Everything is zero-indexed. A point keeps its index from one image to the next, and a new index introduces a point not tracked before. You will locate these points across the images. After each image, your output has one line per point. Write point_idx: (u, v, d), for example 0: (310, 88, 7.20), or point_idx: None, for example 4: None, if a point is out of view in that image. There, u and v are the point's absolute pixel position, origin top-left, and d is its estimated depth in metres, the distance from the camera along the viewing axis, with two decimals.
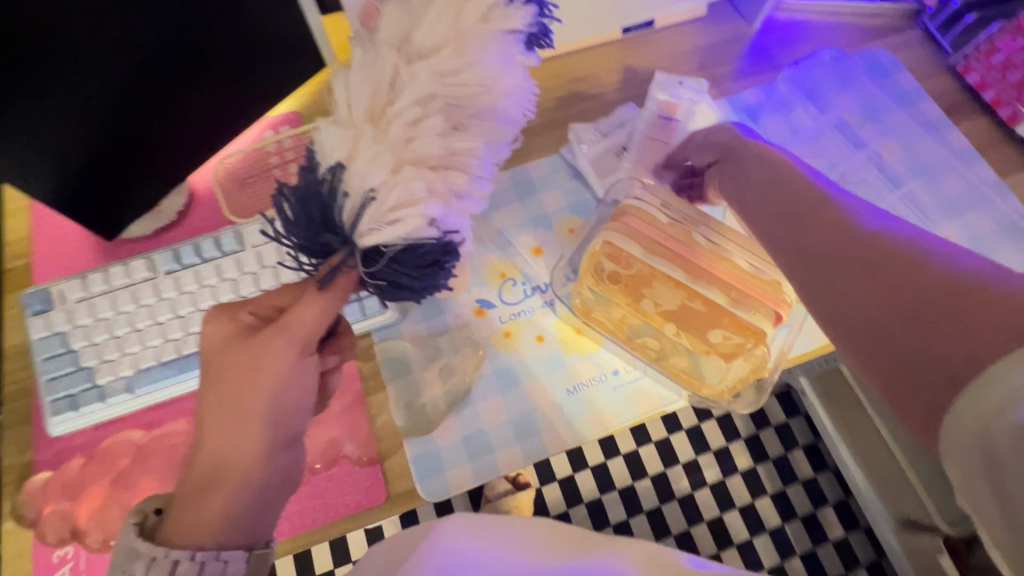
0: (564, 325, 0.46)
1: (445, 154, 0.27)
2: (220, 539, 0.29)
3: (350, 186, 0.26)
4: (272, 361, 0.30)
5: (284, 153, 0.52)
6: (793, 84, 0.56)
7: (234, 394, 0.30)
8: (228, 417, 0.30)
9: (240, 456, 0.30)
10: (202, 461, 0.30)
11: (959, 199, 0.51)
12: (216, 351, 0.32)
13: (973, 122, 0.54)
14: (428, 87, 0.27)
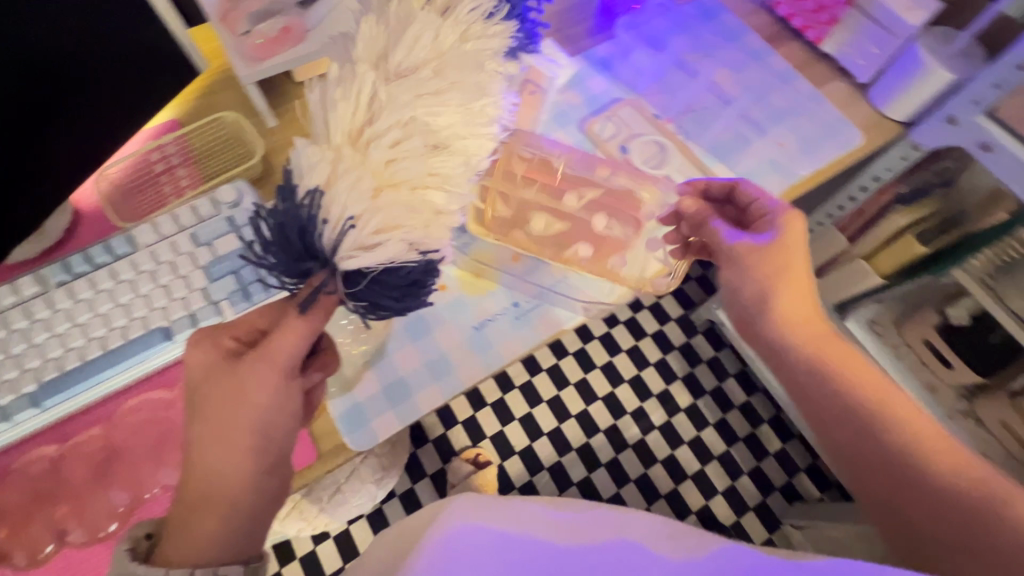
0: (463, 272, 0.50)
1: (420, 175, 0.30)
2: (216, 558, 0.32)
3: (327, 216, 0.28)
4: (256, 392, 0.33)
5: (170, 160, 0.53)
6: (635, 32, 0.62)
7: (220, 423, 0.33)
8: (214, 450, 0.33)
9: (231, 484, 0.33)
10: (194, 485, 0.33)
11: (786, 111, 0.59)
12: (199, 375, 0.34)
13: (789, 48, 0.63)
14: (407, 111, 0.29)
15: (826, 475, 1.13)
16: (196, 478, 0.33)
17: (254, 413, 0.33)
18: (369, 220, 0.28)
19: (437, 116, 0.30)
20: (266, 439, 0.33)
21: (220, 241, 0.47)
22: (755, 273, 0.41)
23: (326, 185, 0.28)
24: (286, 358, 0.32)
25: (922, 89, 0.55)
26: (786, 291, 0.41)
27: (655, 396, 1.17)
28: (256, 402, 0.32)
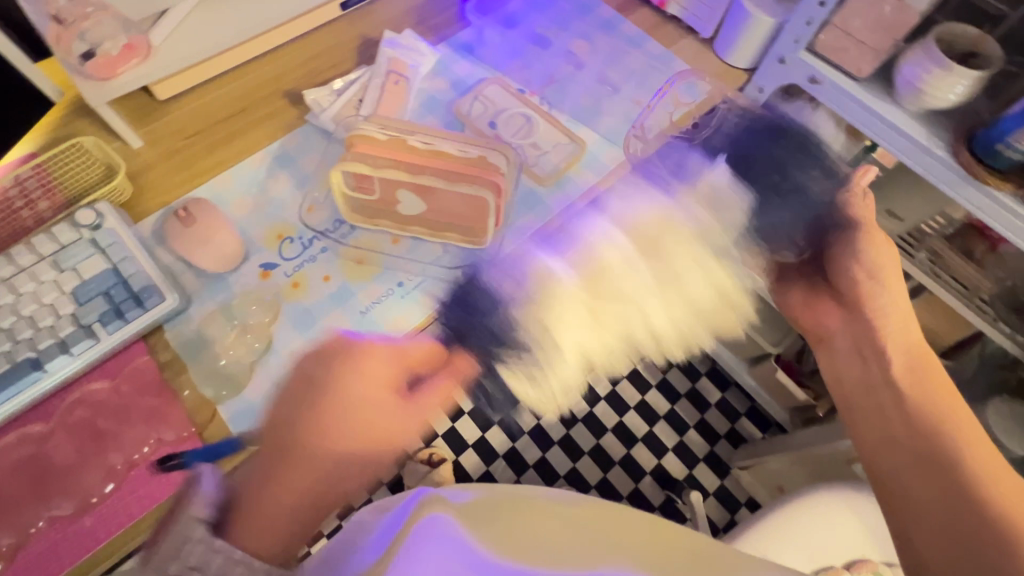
0: (344, 260, 0.51)
1: (611, 286, 0.34)
2: (271, 546, 0.31)
3: (528, 334, 0.33)
4: (415, 362, 0.36)
5: (29, 192, 0.51)
6: (494, 15, 0.65)
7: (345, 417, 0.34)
8: (360, 440, 0.34)
9: (344, 452, 0.34)
10: (355, 430, 0.34)
11: (641, 71, 0.63)
12: (425, 349, 0.36)
13: (640, 13, 0.67)
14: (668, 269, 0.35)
15: (765, 416, 1.19)
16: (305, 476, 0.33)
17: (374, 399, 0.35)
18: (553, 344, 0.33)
19: (640, 278, 0.34)
20: (401, 424, 0.35)
21: (85, 265, 0.46)
22: (886, 250, 0.41)
23: (554, 305, 0.33)
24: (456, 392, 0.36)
25: (755, 35, 0.60)
26: (885, 254, 0.41)
27: (597, 368, 1.20)
28: (369, 393, 0.34)
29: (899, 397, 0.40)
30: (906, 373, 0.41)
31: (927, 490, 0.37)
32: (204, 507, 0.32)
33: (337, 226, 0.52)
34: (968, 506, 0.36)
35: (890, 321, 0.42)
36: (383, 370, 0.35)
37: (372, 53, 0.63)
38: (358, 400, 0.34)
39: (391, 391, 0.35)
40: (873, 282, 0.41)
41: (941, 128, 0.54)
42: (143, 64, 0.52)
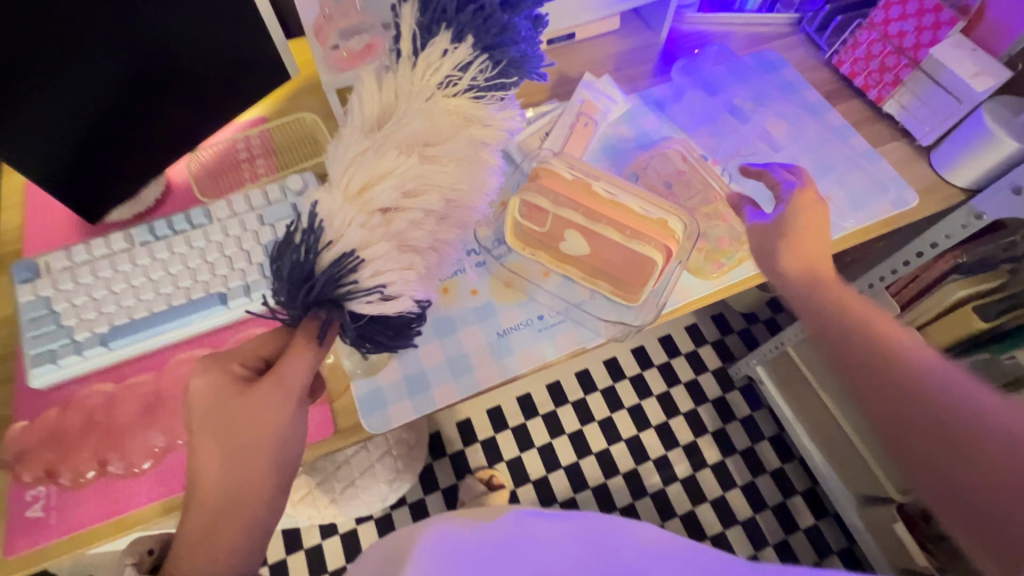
0: (494, 280, 0.53)
1: (418, 183, 0.35)
2: (218, 568, 0.34)
3: (366, 274, 0.33)
4: (267, 410, 0.35)
5: (252, 150, 0.60)
6: (693, 75, 0.65)
7: (211, 451, 0.35)
8: (225, 452, 0.35)
9: (244, 476, 0.35)
10: (244, 474, 0.35)
11: (838, 165, 0.58)
12: (212, 399, 0.36)
13: (848, 104, 0.63)
14: (417, 174, 0.35)
15: (861, 562, 1.04)
16: (212, 509, 0.35)
17: (271, 431, 0.35)
18: (344, 243, 0.33)
19: (419, 130, 0.35)
20: (283, 456, 0.36)
21: (281, 224, 0.52)
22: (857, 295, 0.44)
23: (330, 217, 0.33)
24: (296, 383, 0.35)
25: (984, 157, 0.53)
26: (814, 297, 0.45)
27: (681, 447, 1.13)
28: (259, 418, 0.35)
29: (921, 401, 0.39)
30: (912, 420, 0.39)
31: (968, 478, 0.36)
32: (138, 549, 0.35)
33: (497, 245, 0.53)
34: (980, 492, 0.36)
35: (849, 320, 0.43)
36: (210, 385, 0.36)
37: (567, 90, 0.65)
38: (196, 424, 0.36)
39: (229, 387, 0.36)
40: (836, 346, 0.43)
41: None
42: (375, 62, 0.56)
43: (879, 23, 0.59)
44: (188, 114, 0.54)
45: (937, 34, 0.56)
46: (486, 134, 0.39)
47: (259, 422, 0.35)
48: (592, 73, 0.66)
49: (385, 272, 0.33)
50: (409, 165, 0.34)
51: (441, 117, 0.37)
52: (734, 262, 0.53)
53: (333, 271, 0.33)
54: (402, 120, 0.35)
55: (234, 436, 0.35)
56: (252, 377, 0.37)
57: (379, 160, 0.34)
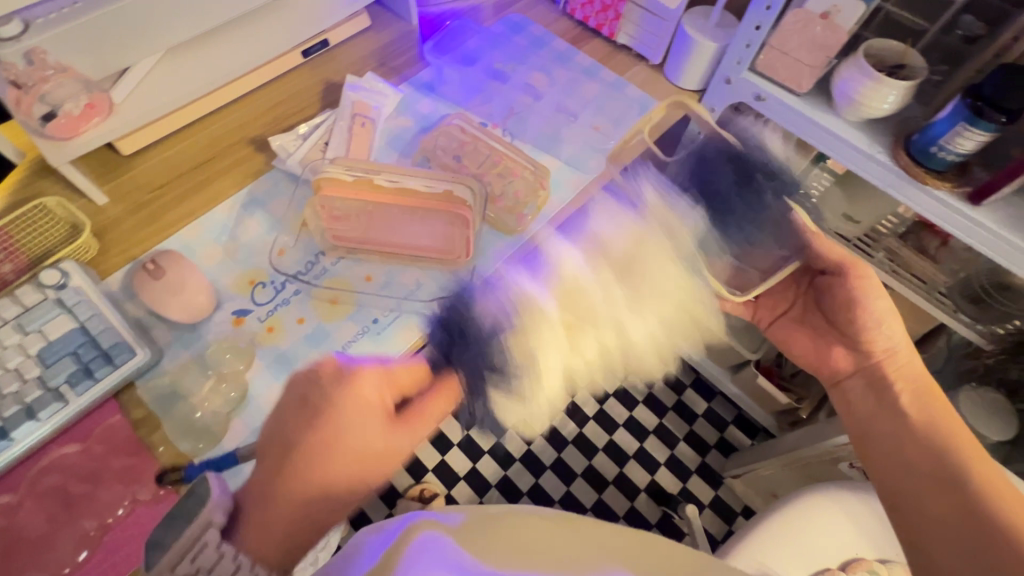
0: (317, 302, 0.51)
1: (568, 321, 0.38)
2: (259, 552, 0.32)
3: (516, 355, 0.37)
4: (360, 424, 0.37)
5: None
6: (452, 52, 0.68)
7: (316, 463, 0.36)
8: (358, 456, 0.37)
9: (334, 469, 0.36)
10: (353, 461, 0.36)
11: (598, 97, 0.65)
12: (313, 386, 0.39)
13: (592, 44, 0.70)
14: (565, 351, 0.37)
15: (752, 422, 1.21)
16: (307, 484, 0.35)
17: (348, 429, 0.37)
18: (531, 360, 0.37)
19: (608, 296, 0.39)
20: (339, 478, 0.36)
21: (51, 327, 0.45)
22: (882, 299, 0.48)
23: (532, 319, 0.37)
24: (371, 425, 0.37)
25: (700, 60, 0.63)
26: (881, 301, 0.48)
27: (583, 388, 1.20)
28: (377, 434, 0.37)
29: (910, 423, 0.45)
30: (913, 418, 0.45)
31: (934, 501, 0.41)
32: (218, 512, 0.33)
33: (309, 267, 0.52)
34: (984, 534, 0.39)
35: (912, 367, 0.48)
36: (371, 396, 0.38)
37: (337, 96, 0.64)
38: (345, 405, 0.37)
39: (377, 411, 0.38)
40: (869, 323, 0.48)
41: (879, 134, 0.57)
42: (104, 122, 0.52)
43: None
44: None
45: None
46: (665, 302, 0.40)
47: (387, 450, 0.37)
48: (357, 74, 0.66)
49: (537, 344, 0.36)
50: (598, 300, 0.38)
51: (659, 275, 0.40)
52: (536, 209, 0.56)
53: (488, 335, 0.37)
54: (622, 267, 0.40)
55: (348, 436, 0.36)
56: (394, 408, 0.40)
57: (576, 307, 0.38)
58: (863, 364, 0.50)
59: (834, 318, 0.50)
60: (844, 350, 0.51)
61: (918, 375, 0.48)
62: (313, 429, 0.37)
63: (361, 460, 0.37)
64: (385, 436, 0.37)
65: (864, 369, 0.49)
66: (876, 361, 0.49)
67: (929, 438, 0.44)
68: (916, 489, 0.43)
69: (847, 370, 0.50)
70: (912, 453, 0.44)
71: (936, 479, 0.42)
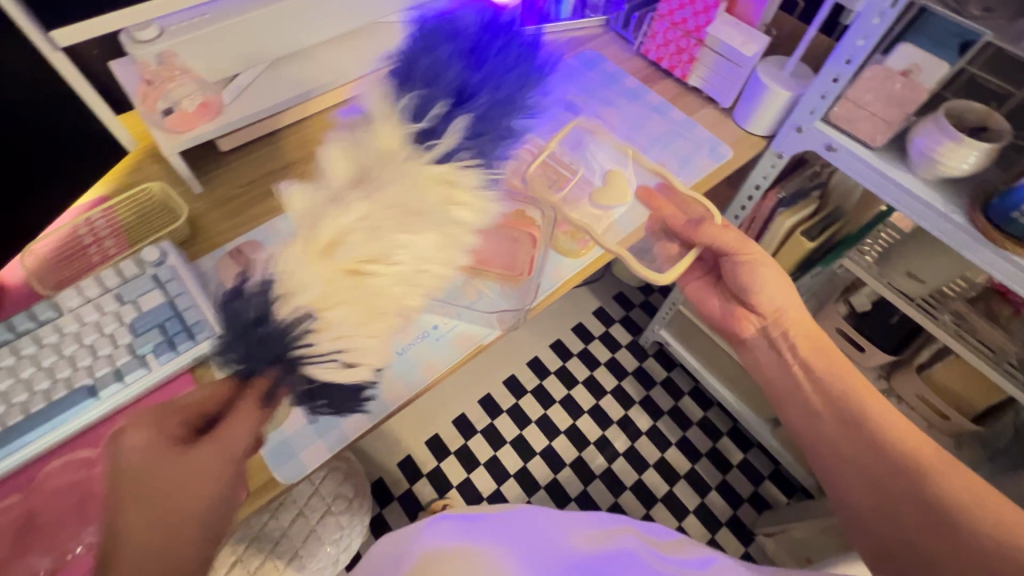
0: None
1: (372, 286, 0.34)
2: None
3: (316, 330, 0.34)
4: (201, 461, 0.36)
5: (99, 232, 0.56)
6: None
7: (141, 504, 0.36)
8: (180, 501, 0.36)
9: (186, 507, 0.36)
10: (172, 514, 0.36)
11: (665, 134, 0.67)
12: (144, 452, 0.36)
13: (662, 84, 0.73)
14: (368, 303, 0.34)
15: (790, 479, 1.16)
16: (148, 523, 0.36)
17: (170, 489, 0.36)
18: (298, 300, 0.33)
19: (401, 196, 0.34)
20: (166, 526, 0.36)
21: (144, 299, 0.49)
22: (767, 265, 0.56)
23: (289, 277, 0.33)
24: (231, 442, 0.36)
25: (771, 108, 0.64)
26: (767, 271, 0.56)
27: (615, 423, 1.19)
28: (211, 470, 0.36)
29: (812, 372, 0.57)
30: (811, 361, 0.57)
31: (862, 495, 0.52)
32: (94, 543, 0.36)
33: None
34: (927, 509, 0.48)
35: (796, 320, 0.58)
36: (141, 446, 0.36)
37: None
38: (150, 466, 0.36)
39: (169, 446, 0.36)
40: (757, 287, 0.57)
41: (953, 194, 0.56)
42: (213, 121, 0.58)
43: (666, 14, 0.69)
44: None
45: (709, 16, 0.67)
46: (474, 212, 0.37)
47: (192, 471, 0.36)
48: None
49: (344, 333, 0.34)
50: (369, 238, 0.34)
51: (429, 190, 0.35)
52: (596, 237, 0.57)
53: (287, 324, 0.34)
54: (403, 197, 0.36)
55: (161, 486, 0.36)
56: (184, 437, 0.37)
57: (341, 287, 0.33)
58: (765, 324, 0.59)
59: (734, 287, 0.59)
60: (748, 314, 0.60)
61: (802, 321, 0.58)
62: (128, 491, 0.36)
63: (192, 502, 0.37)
64: (197, 473, 0.36)
65: (765, 328, 0.59)
66: (769, 319, 0.58)
67: (856, 428, 0.53)
68: (849, 483, 0.54)
69: (752, 330, 0.60)
70: (840, 448, 0.54)
71: (871, 471, 0.52)
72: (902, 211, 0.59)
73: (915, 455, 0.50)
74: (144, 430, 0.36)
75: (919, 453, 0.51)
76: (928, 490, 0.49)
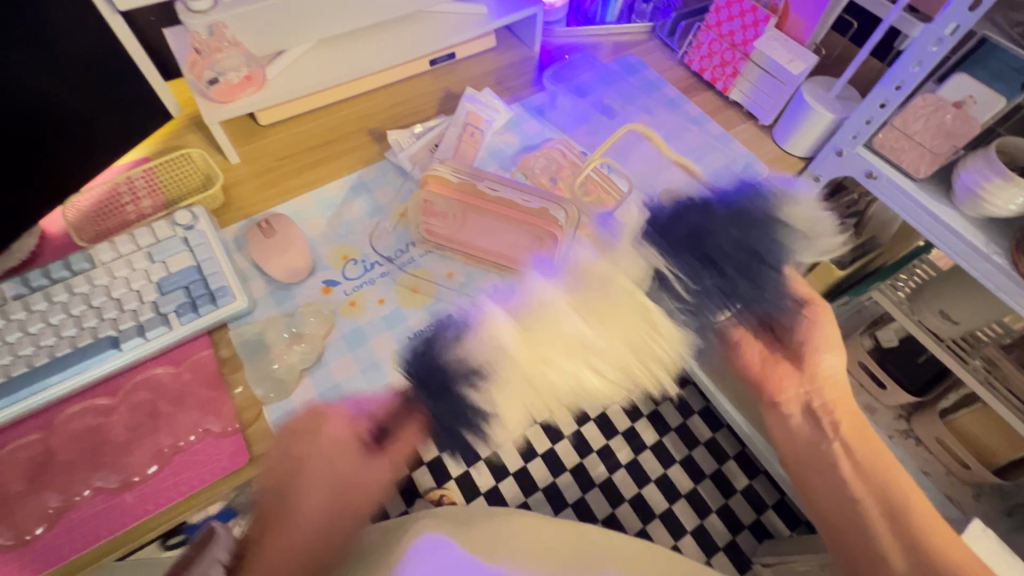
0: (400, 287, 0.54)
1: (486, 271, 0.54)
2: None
3: (421, 314, 0.51)
4: (364, 474, 0.41)
5: (138, 192, 0.58)
6: (566, 83, 0.71)
7: (304, 495, 0.40)
8: (331, 494, 0.40)
9: (304, 521, 0.39)
10: (320, 505, 0.40)
11: (700, 146, 0.66)
12: (335, 450, 0.42)
13: (702, 96, 0.72)
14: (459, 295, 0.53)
15: (794, 511, 1.13)
16: (302, 524, 0.39)
17: (328, 474, 0.41)
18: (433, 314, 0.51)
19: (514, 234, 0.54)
20: (337, 493, 0.40)
21: (172, 260, 0.51)
22: (830, 328, 0.48)
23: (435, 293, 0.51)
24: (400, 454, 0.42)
25: (812, 128, 0.62)
26: (831, 331, 0.48)
27: (621, 434, 1.17)
28: (368, 480, 0.41)
29: (852, 451, 0.48)
30: (856, 452, 0.48)
31: (893, 552, 0.45)
32: (224, 550, 0.39)
33: (401, 254, 0.56)
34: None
35: (835, 391, 0.49)
36: (339, 436, 0.43)
37: (453, 104, 0.69)
38: (313, 459, 0.41)
39: (353, 444, 0.42)
40: (817, 342, 0.47)
41: (996, 234, 0.54)
42: (256, 93, 0.59)
43: (714, 25, 0.68)
44: (46, 160, 0.52)
45: (757, 31, 0.66)
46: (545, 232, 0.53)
47: (360, 483, 0.41)
48: (476, 87, 0.70)
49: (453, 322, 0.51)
50: (474, 259, 0.54)
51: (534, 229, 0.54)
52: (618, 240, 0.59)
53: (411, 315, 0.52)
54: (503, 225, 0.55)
55: (312, 479, 0.40)
56: (368, 439, 0.42)
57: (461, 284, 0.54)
58: (806, 390, 0.49)
59: (796, 339, 0.47)
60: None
61: (846, 404, 0.49)
62: (291, 485, 0.40)
63: (336, 501, 0.40)
64: (372, 480, 0.41)
65: (807, 397, 0.49)
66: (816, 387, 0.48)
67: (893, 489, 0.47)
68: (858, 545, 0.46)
69: (792, 392, 0.49)
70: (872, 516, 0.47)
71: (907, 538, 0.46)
72: (940, 247, 0.57)
73: (935, 542, 0.46)
74: (343, 420, 0.43)
75: (940, 536, 0.47)
76: (940, 556, 0.45)
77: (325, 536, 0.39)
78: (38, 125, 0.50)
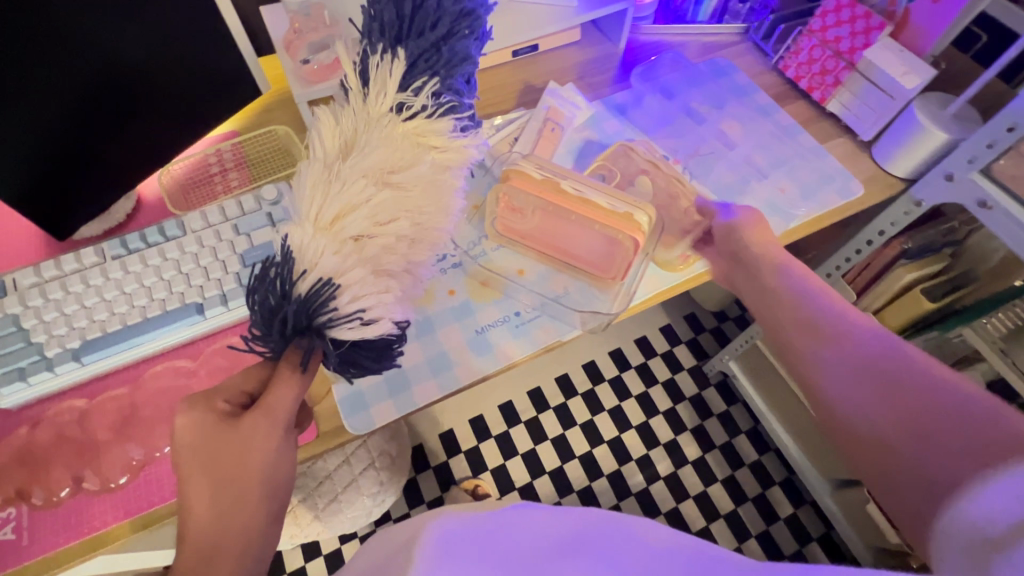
0: (470, 280, 0.54)
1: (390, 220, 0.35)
2: None
3: (344, 300, 0.33)
4: (258, 443, 0.32)
5: (226, 164, 0.61)
6: (652, 83, 0.68)
7: (197, 494, 0.31)
8: (216, 492, 0.31)
9: (223, 533, 0.31)
10: (235, 499, 0.31)
11: (790, 159, 0.62)
12: (193, 443, 0.32)
13: (795, 105, 0.68)
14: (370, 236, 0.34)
15: (840, 547, 1.08)
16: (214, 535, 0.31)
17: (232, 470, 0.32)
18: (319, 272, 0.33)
19: (381, 159, 0.35)
20: (272, 484, 0.33)
21: (257, 234, 0.52)
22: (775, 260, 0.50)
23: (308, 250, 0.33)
24: (282, 411, 0.34)
25: (920, 148, 0.58)
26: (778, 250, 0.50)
27: (662, 445, 1.15)
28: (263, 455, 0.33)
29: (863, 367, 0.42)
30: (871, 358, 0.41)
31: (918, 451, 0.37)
32: None
33: (475, 244, 0.55)
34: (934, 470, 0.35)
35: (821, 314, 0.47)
36: (195, 430, 0.32)
37: (534, 98, 0.68)
38: (188, 457, 0.32)
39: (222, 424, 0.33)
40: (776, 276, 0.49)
41: None
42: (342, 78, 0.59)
43: (818, 30, 0.64)
44: (152, 128, 0.55)
45: (868, 38, 0.61)
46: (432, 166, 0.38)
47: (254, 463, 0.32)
48: (558, 82, 0.69)
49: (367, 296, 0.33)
50: (377, 195, 0.34)
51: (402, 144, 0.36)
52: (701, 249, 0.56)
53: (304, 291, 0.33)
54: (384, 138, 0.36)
55: (222, 478, 0.31)
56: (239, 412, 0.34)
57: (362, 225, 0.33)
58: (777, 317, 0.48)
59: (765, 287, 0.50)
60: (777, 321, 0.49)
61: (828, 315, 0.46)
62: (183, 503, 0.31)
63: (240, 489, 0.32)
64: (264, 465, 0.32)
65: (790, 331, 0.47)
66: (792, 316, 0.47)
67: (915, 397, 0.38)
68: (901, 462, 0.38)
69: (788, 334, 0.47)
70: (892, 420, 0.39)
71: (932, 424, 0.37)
72: None
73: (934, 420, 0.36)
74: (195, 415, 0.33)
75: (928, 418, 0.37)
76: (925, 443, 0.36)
77: (255, 535, 0.32)
78: (150, 94, 0.52)
